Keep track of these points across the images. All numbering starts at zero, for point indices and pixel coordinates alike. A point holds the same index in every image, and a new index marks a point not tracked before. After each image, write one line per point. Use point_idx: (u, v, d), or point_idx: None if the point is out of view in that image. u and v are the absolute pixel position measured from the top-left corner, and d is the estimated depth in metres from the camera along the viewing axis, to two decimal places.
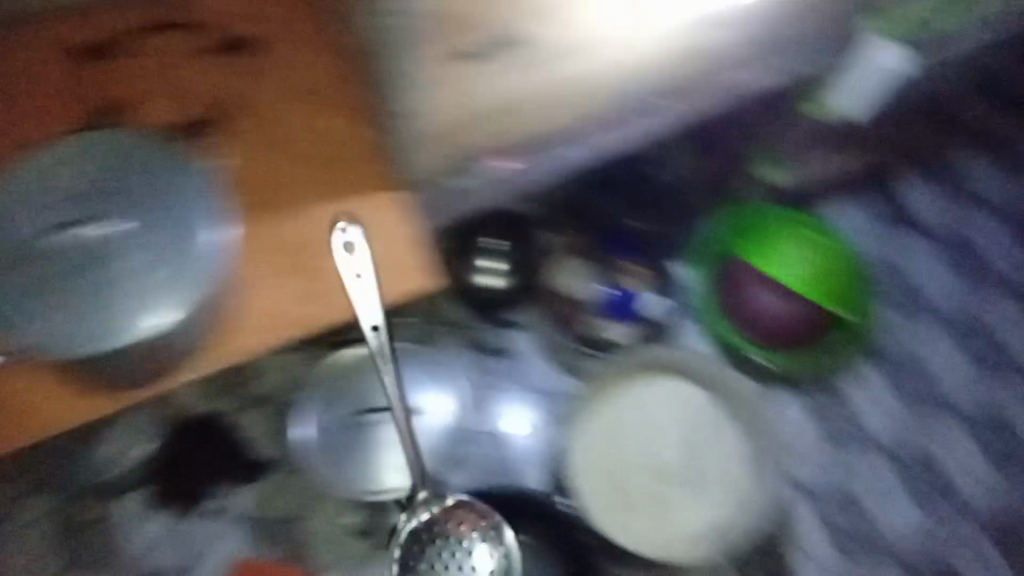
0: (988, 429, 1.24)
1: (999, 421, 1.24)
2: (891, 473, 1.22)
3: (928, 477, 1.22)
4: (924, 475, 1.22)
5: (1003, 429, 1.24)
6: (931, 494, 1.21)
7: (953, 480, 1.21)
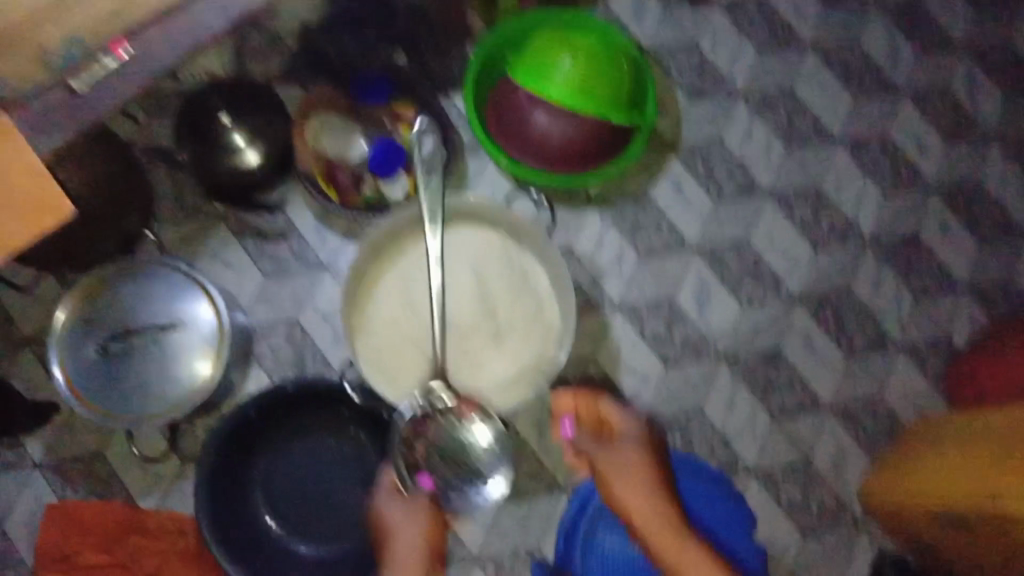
0: (682, 232, 1.56)
1: (689, 228, 1.57)
2: (598, 280, 1.52)
3: (629, 282, 1.53)
4: (626, 282, 1.53)
5: (692, 235, 1.57)
6: (638, 297, 1.52)
7: (641, 284, 1.53)
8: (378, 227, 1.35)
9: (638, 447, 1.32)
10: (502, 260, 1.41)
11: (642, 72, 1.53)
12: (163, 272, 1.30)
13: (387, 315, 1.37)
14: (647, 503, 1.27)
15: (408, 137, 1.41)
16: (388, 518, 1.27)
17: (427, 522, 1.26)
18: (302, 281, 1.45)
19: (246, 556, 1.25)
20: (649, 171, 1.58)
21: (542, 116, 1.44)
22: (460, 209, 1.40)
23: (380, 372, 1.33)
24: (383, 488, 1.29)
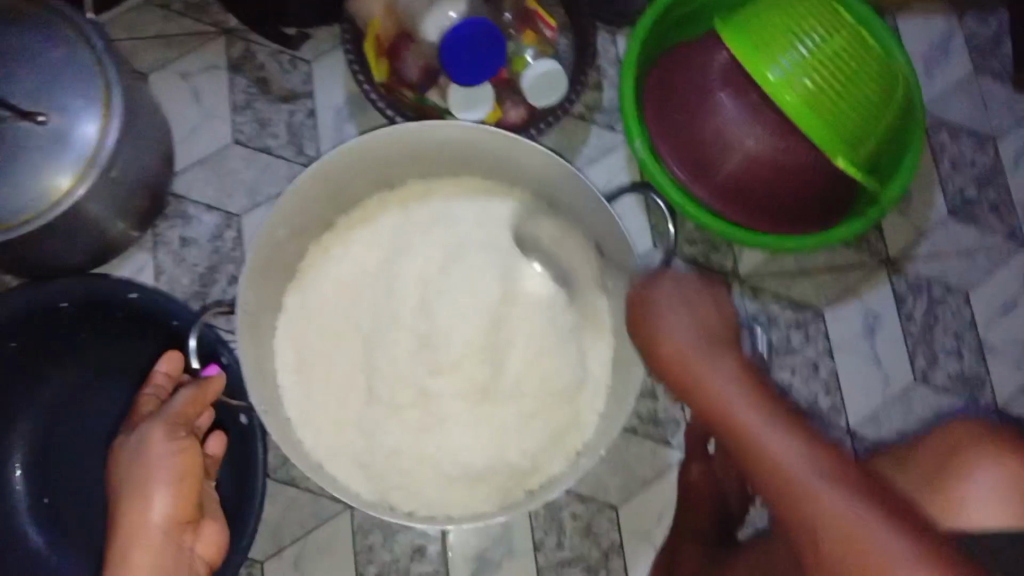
0: (850, 388, 0.96)
1: (864, 392, 0.96)
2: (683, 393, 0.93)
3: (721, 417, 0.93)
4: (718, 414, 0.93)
5: (858, 401, 0.96)
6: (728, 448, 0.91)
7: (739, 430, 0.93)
8: (422, 140, 0.83)
9: (686, 301, 0.66)
10: (561, 318, 0.85)
11: (918, 121, 0.89)
12: (65, 38, 0.79)
13: (350, 278, 0.86)
14: (721, 363, 0.63)
15: (527, 55, 0.92)
16: (132, 446, 0.68)
17: (191, 491, 0.67)
18: (274, 169, 0.94)
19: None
20: (839, 283, 0.98)
21: (737, 114, 0.85)
22: (533, 163, 0.84)
23: (304, 323, 0.85)
24: (158, 417, 0.69)
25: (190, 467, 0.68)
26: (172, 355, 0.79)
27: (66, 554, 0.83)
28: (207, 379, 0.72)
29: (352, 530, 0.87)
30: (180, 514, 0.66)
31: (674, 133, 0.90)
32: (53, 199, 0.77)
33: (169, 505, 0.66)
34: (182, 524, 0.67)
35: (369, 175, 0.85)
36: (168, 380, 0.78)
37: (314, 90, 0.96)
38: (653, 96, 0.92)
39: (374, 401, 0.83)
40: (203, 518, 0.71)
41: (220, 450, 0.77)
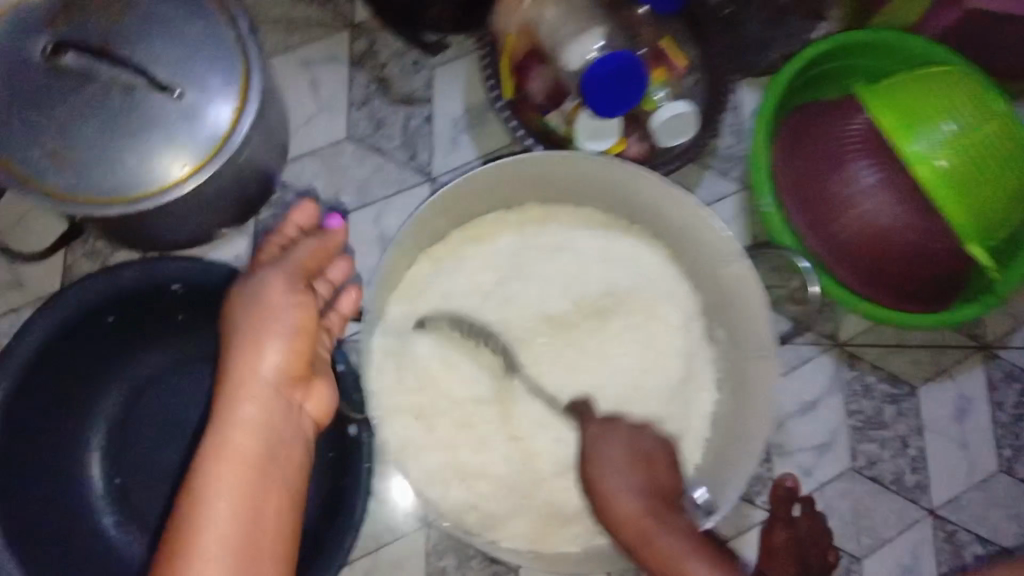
0: (934, 469, 0.94)
1: (946, 475, 0.94)
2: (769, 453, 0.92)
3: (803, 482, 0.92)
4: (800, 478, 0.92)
5: (941, 484, 0.94)
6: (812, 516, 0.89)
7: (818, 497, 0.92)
8: (559, 168, 0.81)
9: (625, 451, 0.75)
10: (672, 367, 0.83)
11: None
12: (208, 12, 0.75)
13: (459, 294, 0.83)
14: (673, 525, 0.69)
15: (657, 96, 0.88)
16: (248, 290, 0.68)
17: (305, 348, 0.66)
18: (385, 171, 0.92)
19: (32, 521, 0.73)
20: (935, 362, 0.97)
21: (870, 180, 0.84)
22: (669, 209, 0.81)
23: (410, 335, 0.82)
24: (281, 266, 0.70)
25: (306, 318, 0.67)
26: (308, 209, 0.77)
27: (133, 538, 0.82)
28: (329, 234, 0.75)
29: (426, 551, 0.85)
30: (292, 368, 0.64)
31: (801, 190, 0.88)
32: (172, 185, 0.73)
33: (283, 355, 0.64)
34: (293, 381, 0.65)
35: (494, 195, 0.83)
36: (297, 232, 0.77)
37: (434, 96, 0.94)
38: (783, 149, 0.90)
39: (475, 424, 0.81)
40: (317, 375, 0.68)
41: (352, 311, 0.76)
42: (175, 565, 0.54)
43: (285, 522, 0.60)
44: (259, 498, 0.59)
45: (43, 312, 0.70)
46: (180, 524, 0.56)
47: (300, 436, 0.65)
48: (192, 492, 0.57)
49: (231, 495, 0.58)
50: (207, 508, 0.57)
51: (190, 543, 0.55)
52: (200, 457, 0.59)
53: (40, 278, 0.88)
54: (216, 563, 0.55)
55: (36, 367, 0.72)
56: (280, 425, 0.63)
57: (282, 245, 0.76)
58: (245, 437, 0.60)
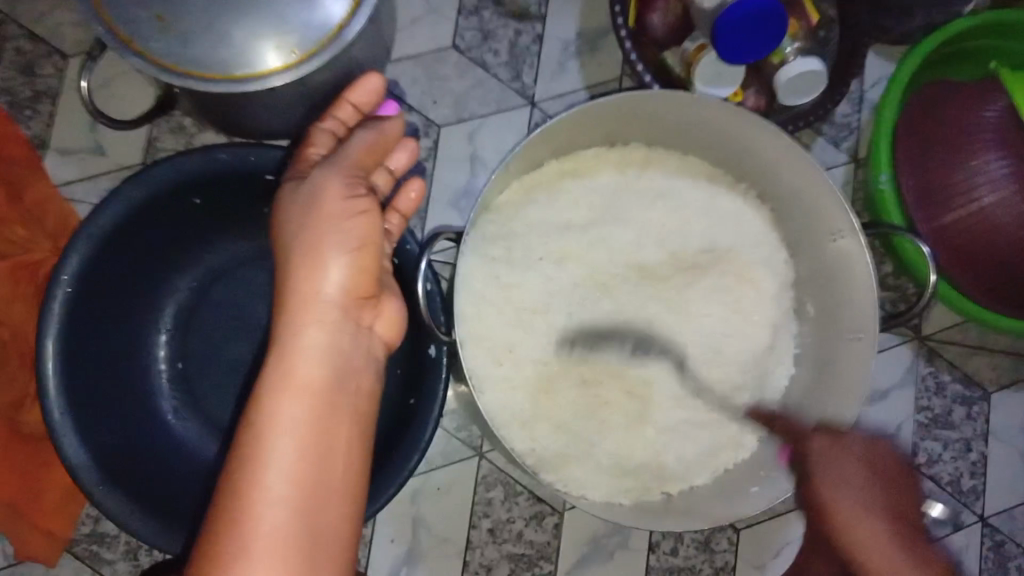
0: (995, 476, 0.92)
1: (1005, 485, 0.92)
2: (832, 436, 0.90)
3: None
4: None
5: (998, 493, 0.92)
6: None
7: None
8: (682, 109, 0.76)
9: (863, 465, 0.68)
10: (754, 335, 0.81)
11: None
12: None
13: (553, 226, 0.80)
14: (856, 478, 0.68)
15: (785, 47, 0.82)
16: (307, 192, 0.63)
17: (369, 265, 0.62)
18: (486, 88, 0.88)
19: (99, 395, 0.72)
20: (1016, 369, 0.94)
21: (999, 172, 0.79)
22: (785, 173, 0.77)
23: (500, 261, 0.78)
24: (337, 164, 0.65)
25: (368, 235, 0.62)
26: (372, 80, 0.73)
27: (192, 428, 0.80)
28: (384, 127, 0.70)
29: (477, 479, 0.83)
30: (355, 287, 0.61)
31: (926, 168, 0.83)
32: (274, 70, 0.69)
33: (345, 273, 0.61)
34: (358, 301, 0.62)
35: (607, 126, 0.79)
36: (352, 113, 0.73)
37: (547, 16, 0.89)
38: (917, 124, 0.85)
39: (553, 363, 0.78)
40: (381, 297, 0.65)
41: (412, 210, 0.72)
42: (235, 503, 0.52)
43: (351, 458, 0.58)
44: (324, 428, 0.56)
45: (136, 181, 0.68)
46: (240, 461, 0.53)
47: (367, 360, 0.62)
48: (252, 425, 0.54)
49: (298, 423, 0.55)
50: (275, 430, 0.54)
51: (250, 480, 0.52)
52: (262, 380, 0.57)
53: (121, 148, 0.85)
54: (275, 490, 0.53)
55: (118, 238, 0.70)
56: (345, 351, 0.60)
57: (337, 134, 0.72)
58: (309, 363, 0.58)
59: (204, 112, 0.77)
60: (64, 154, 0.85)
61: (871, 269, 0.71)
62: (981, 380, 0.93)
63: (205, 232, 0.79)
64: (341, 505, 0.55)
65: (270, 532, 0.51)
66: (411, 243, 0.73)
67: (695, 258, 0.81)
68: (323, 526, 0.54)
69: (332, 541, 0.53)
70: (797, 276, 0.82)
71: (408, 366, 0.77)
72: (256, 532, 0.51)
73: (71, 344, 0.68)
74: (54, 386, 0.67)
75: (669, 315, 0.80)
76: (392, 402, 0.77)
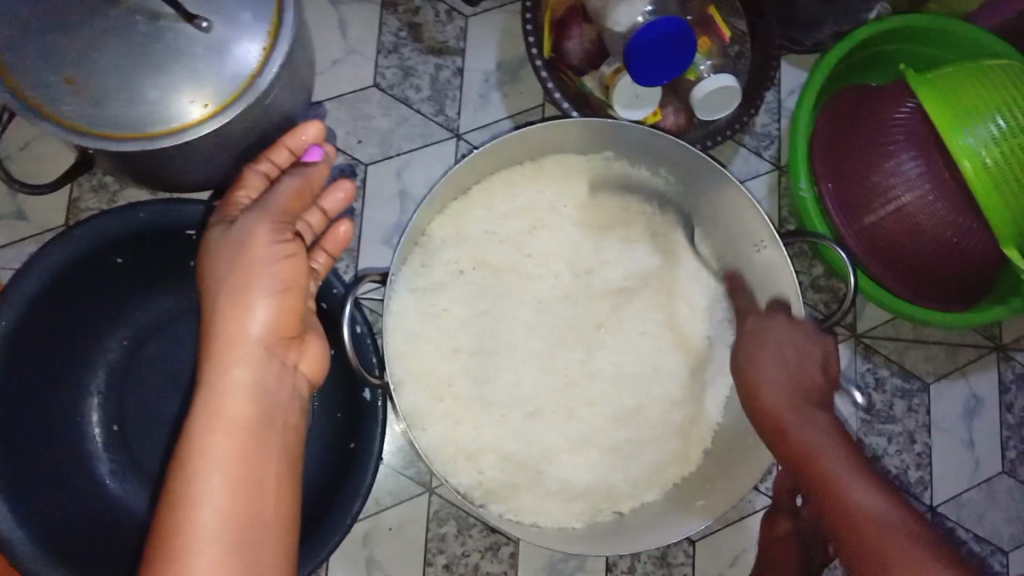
0: (938, 466, 0.94)
1: (949, 473, 0.94)
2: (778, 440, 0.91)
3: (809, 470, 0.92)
4: None
5: (943, 481, 0.94)
6: None
7: None
8: (599, 133, 0.77)
9: (799, 350, 0.74)
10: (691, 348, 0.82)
11: None
12: None
13: (484, 256, 0.80)
14: (811, 418, 0.70)
15: (701, 65, 0.85)
16: (235, 236, 0.64)
17: (294, 305, 0.63)
18: (410, 123, 0.88)
19: (30, 468, 0.70)
20: (951, 359, 0.96)
21: (914, 172, 0.82)
22: (707, 188, 0.78)
23: (433, 295, 0.78)
24: (262, 211, 0.66)
25: (295, 277, 0.63)
26: (310, 128, 0.72)
27: (131, 489, 0.79)
28: (309, 174, 0.70)
29: (427, 516, 0.83)
30: (280, 326, 0.62)
31: (846, 170, 0.86)
32: (187, 122, 0.68)
33: (271, 312, 0.62)
34: (285, 340, 0.63)
35: (529, 152, 0.80)
36: (288, 156, 0.73)
37: (466, 48, 0.90)
38: (831, 131, 0.88)
39: (491, 393, 0.78)
40: (306, 334, 0.66)
41: (339, 250, 0.73)
42: (167, 548, 0.51)
43: (284, 494, 0.58)
44: (253, 465, 0.57)
45: (52, 247, 0.67)
46: (170, 501, 0.53)
47: (293, 397, 0.63)
48: (179, 468, 0.54)
49: (226, 462, 0.56)
50: (203, 469, 0.55)
51: (182, 523, 0.52)
52: (190, 422, 0.57)
53: (44, 209, 0.84)
54: (206, 529, 0.53)
55: (41, 303, 0.68)
56: (272, 389, 0.61)
57: (269, 177, 0.72)
58: (235, 402, 0.58)
59: (126, 172, 0.76)
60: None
61: (794, 277, 0.73)
62: (918, 372, 0.95)
63: (134, 289, 0.78)
64: (276, 539, 0.55)
65: (204, 572, 0.51)
66: (337, 286, 0.72)
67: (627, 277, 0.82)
68: (259, 560, 0.54)
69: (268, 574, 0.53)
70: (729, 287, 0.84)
71: (349, 409, 0.76)
72: (190, 574, 0.51)
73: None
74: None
75: (606, 335, 0.80)
76: (336, 446, 0.77)
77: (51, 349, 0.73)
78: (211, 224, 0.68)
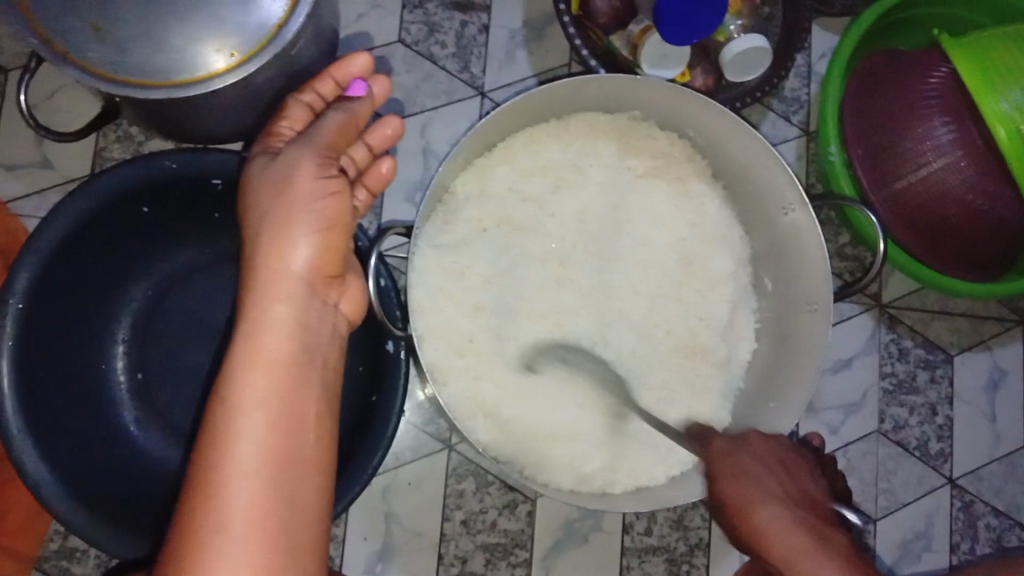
0: (959, 439, 0.93)
1: (969, 447, 0.93)
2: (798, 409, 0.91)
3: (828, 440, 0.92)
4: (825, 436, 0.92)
5: (963, 454, 0.93)
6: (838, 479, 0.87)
7: (842, 456, 0.92)
8: (628, 90, 0.76)
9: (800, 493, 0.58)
10: (714, 312, 0.81)
11: None
12: None
13: (508, 216, 0.80)
14: (773, 501, 0.55)
15: (730, 25, 0.83)
16: (279, 172, 0.63)
17: (336, 245, 0.63)
18: (434, 79, 0.88)
19: (56, 415, 0.71)
20: (976, 331, 0.95)
21: (946, 137, 0.80)
22: (734, 148, 0.77)
23: (455, 254, 0.78)
24: (306, 144, 0.65)
25: (338, 215, 0.63)
26: (359, 60, 0.73)
27: (154, 438, 0.80)
28: (355, 109, 0.69)
29: (445, 474, 0.83)
30: (321, 265, 0.62)
31: (880, 125, 0.84)
32: (212, 72, 0.68)
33: (313, 250, 0.62)
34: (324, 279, 0.63)
35: (552, 110, 0.79)
36: (334, 87, 0.72)
37: (492, 5, 0.89)
38: (873, 92, 0.85)
39: (512, 354, 0.78)
40: (346, 275, 0.66)
41: (379, 187, 0.72)
42: (207, 475, 0.52)
43: (323, 433, 0.58)
44: (293, 400, 0.57)
45: (79, 195, 0.67)
46: (213, 430, 0.53)
47: (330, 338, 0.63)
48: (222, 400, 0.54)
49: (268, 396, 0.56)
50: (244, 400, 0.55)
51: (222, 454, 0.52)
52: (231, 353, 0.57)
53: (70, 160, 0.84)
54: (245, 461, 0.53)
55: (66, 250, 0.68)
56: (310, 327, 0.61)
57: (313, 108, 0.71)
58: (275, 337, 0.59)
59: (151, 124, 0.76)
60: (13, 170, 0.83)
61: (820, 241, 0.72)
62: (942, 343, 0.94)
63: (158, 241, 0.78)
64: (313, 476, 0.55)
65: (244, 505, 0.51)
66: (362, 238, 0.72)
67: (650, 241, 0.81)
68: (297, 493, 0.54)
69: (306, 512, 0.53)
70: (754, 252, 0.83)
71: (370, 364, 0.77)
72: (228, 502, 0.51)
73: (20, 358, 0.67)
74: (10, 389, 0.66)
75: (628, 298, 0.80)
76: (357, 400, 0.77)
77: (77, 298, 0.74)
78: (252, 155, 0.67)
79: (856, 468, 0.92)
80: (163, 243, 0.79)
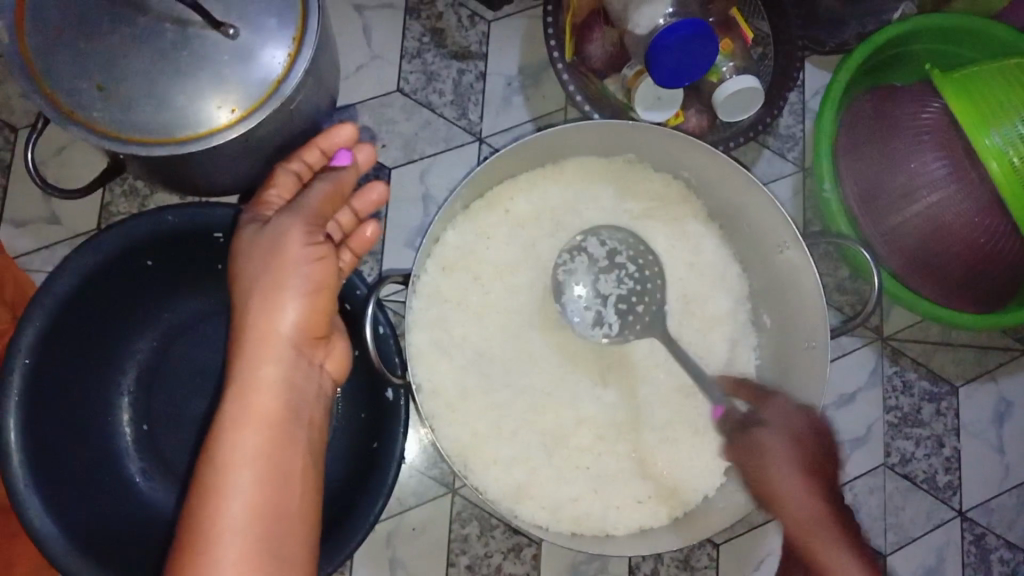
0: (967, 471, 0.93)
1: (977, 479, 0.93)
2: None
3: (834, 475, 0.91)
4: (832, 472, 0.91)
5: (971, 487, 0.93)
6: None
7: (849, 491, 0.91)
8: (622, 134, 0.77)
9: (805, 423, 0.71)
10: (713, 350, 0.82)
11: None
12: None
13: (506, 260, 0.80)
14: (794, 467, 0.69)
15: (723, 67, 0.85)
16: (267, 236, 0.64)
17: (323, 306, 0.65)
18: (434, 127, 0.89)
19: (63, 468, 0.71)
20: (979, 363, 0.94)
21: (938, 172, 0.81)
22: (728, 189, 0.78)
23: (453, 299, 0.79)
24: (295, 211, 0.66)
25: (325, 278, 0.64)
26: (343, 130, 0.73)
27: (158, 489, 0.81)
28: (340, 178, 0.70)
29: (449, 518, 0.83)
30: (308, 326, 0.64)
31: (871, 164, 0.86)
32: (215, 128, 0.69)
33: (300, 313, 0.63)
34: (311, 339, 0.64)
35: (548, 154, 0.80)
36: (320, 157, 0.73)
37: (489, 53, 0.91)
38: (863, 132, 0.87)
39: (512, 397, 0.79)
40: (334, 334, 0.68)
41: (364, 250, 0.73)
42: (197, 533, 0.53)
43: (309, 490, 0.59)
44: (281, 458, 0.58)
45: (85, 250, 0.69)
46: (202, 491, 0.54)
47: (318, 397, 0.64)
48: (214, 462, 0.55)
49: (255, 456, 0.57)
50: (233, 460, 0.56)
51: (211, 514, 0.53)
52: (221, 413, 0.58)
53: (75, 215, 0.86)
54: (231, 519, 0.53)
55: (70, 304, 0.69)
56: (298, 386, 0.62)
57: (301, 177, 0.73)
58: (264, 395, 0.60)
59: (155, 178, 0.78)
60: (22, 225, 0.85)
61: (815, 278, 0.72)
62: (946, 376, 0.94)
63: (162, 292, 0.80)
64: (300, 534, 0.56)
65: (230, 563, 0.52)
66: (360, 286, 0.73)
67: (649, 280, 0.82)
68: (284, 552, 0.54)
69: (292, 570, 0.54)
70: (752, 290, 0.83)
71: (372, 411, 0.77)
72: (219, 557, 0.52)
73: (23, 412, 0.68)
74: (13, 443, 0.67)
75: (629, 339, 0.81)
76: (359, 447, 0.78)
77: (79, 353, 0.75)
78: (243, 223, 0.69)
79: (866, 504, 0.91)
80: (167, 294, 0.80)
